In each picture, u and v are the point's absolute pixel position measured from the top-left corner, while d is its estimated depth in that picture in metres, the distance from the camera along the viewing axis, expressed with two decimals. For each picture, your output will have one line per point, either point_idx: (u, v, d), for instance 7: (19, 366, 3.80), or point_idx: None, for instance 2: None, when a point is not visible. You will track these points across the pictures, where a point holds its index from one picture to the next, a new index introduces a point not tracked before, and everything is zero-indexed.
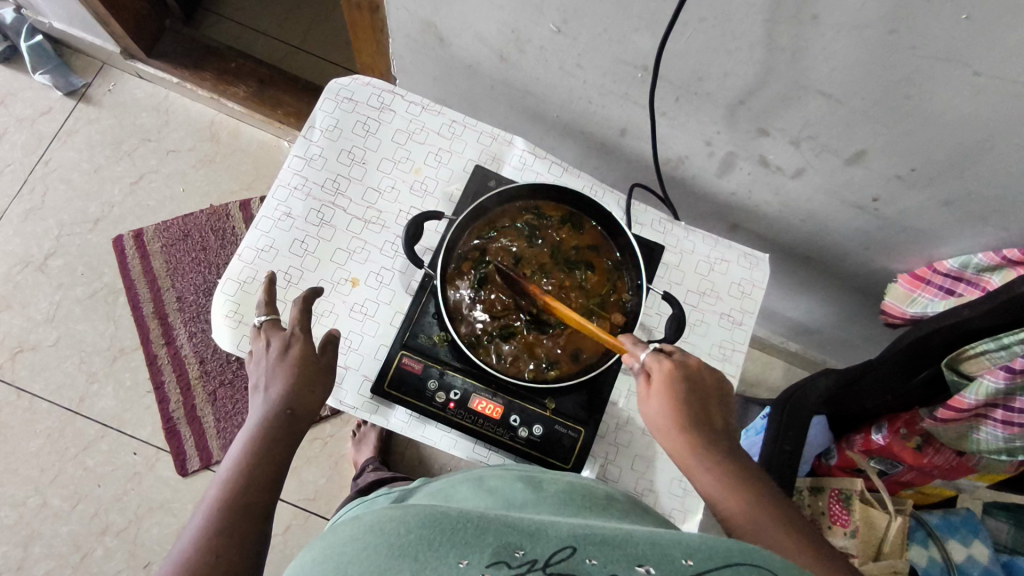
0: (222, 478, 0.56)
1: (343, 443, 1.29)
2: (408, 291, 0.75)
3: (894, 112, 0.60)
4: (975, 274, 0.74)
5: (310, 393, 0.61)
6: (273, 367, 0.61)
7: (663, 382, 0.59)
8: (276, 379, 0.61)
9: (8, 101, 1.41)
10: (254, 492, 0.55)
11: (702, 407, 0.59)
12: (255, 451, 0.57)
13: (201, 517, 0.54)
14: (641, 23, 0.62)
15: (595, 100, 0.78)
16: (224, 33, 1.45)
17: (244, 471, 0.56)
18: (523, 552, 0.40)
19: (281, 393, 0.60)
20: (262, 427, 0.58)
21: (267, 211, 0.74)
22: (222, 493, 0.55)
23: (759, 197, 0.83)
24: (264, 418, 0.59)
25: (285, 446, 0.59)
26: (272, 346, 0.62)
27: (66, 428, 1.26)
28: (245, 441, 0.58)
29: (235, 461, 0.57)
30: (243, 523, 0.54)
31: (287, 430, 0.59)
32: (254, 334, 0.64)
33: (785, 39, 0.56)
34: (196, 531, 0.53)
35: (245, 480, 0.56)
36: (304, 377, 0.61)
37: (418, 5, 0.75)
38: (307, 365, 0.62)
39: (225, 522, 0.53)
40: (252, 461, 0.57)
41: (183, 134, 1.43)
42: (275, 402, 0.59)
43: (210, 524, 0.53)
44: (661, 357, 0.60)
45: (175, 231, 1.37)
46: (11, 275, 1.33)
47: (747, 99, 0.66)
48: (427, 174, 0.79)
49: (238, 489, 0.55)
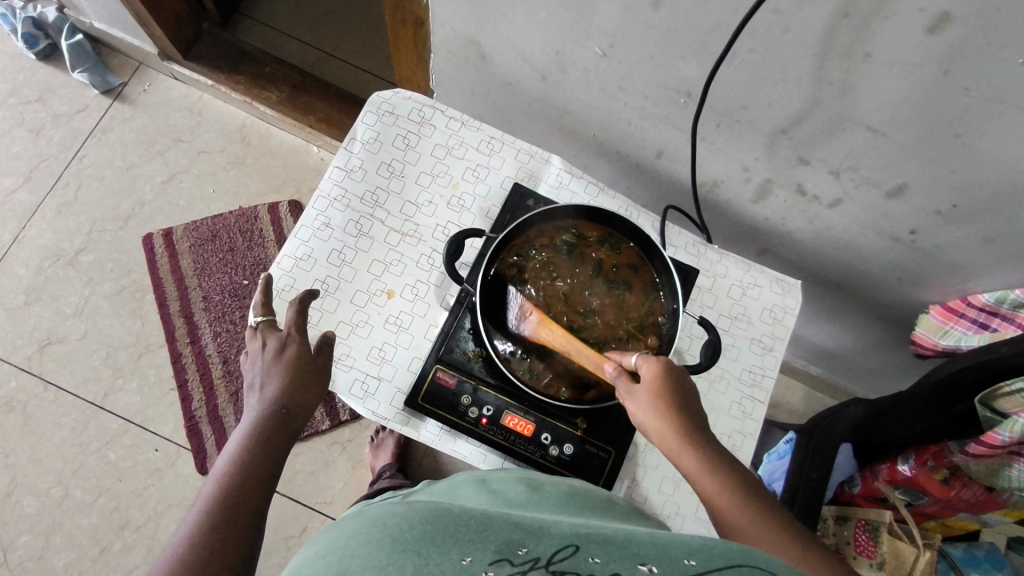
0: (217, 474, 0.56)
1: (361, 448, 1.30)
2: (443, 306, 0.75)
3: (940, 149, 0.60)
4: (1010, 310, 0.73)
5: (306, 392, 0.62)
6: (269, 365, 0.62)
7: (652, 378, 0.57)
8: (274, 377, 0.61)
9: (46, 97, 1.44)
10: (250, 486, 0.55)
11: (691, 404, 0.57)
12: (251, 447, 0.57)
13: (197, 512, 0.53)
14: (688, 52, 0.63)
15: (634, 123, 0.79)
16: (259, 38, 1.47)
17: (241, 466, 0.56)
18: (525, 550, 0.41)
19: (277, 392, 0.61)
20: (258, 423, 0.59)
21: (306, 220, 0.75)
22: (218, 487, 0.54)
23: (793, 224, 0.83)
24: (260, 414, 0.59)
25: (280, 444, 0.59)
26: (268, 347, 0.63)
27: (90, 422, 1.28)
28: (240, 438, 0.58)
29: (231, 455, 0.57)
30: (241, 517, 0.53)
31: (282, 427, 0.60)
32: (250, 334, 0.66)
33: (835, 74, 0.57)
34: (191, 525, 0.52)
35: (242, 475, 0.55)
36: (300, 375, 0.62)
37: (464, 23, 0.76)
38: (303, 363, 0.63)
39: (223, 514, 0.52)
40: (248, 456, 0.57)
41: (215, 135, 1.45)
42: (271, 399, 0.60)
43: (206, 516, 0.52)
44: (650, 358, 0.58)
45: (204, 231, 1.39)
46: (42, 269, 1.35)
47: (790, 129, 0.67)
48: (464, 190, 0.80)
49: (233, 482, 0.55)
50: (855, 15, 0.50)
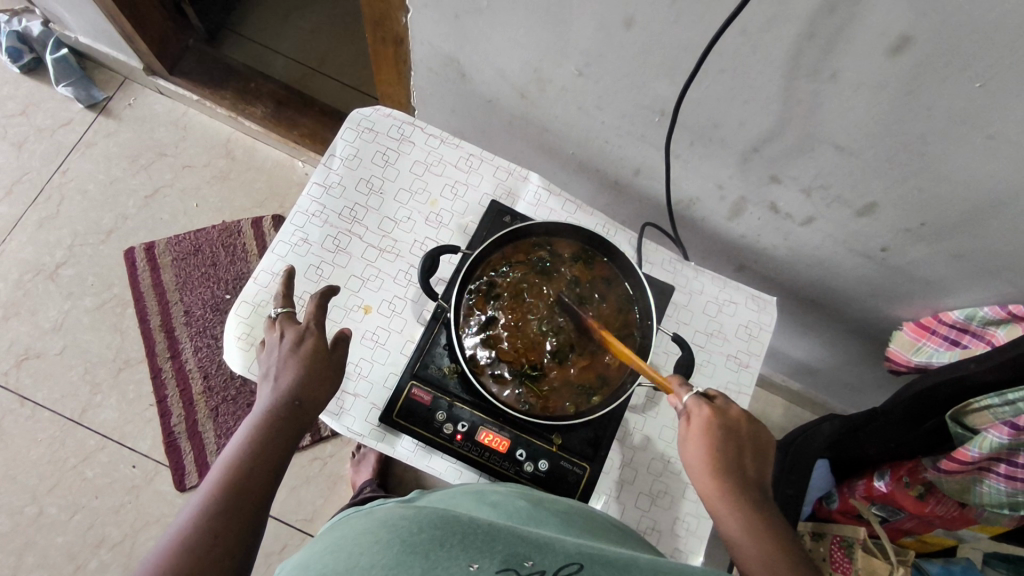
0: (223, 462, 0.56)
1: (342, 464, 1.29)
2: (420, 321, 0.75)
3: (904, 169, 0.61)
4: (980, 327, 0.74)
5: (319, 387, 0.62)
6: (286, 356, 0.62)
7: (702, 426, 0.59)
8: (288, 370, 0.61)
9: (30, 111, 1.44)
10: (254, 478, 0.56)
11: (738, 451, 0.60)
12: (260, 439, 0.58)
13: (201, 498, 0.54)
14: (660, 71, 0.64)
15: (611, 140, 0.80)
16: (244, 53, 1.48)
17: (249, 457, 0.57)
18: (531, 563, 0.41)
19: (291, 384, 0.61)
20: (269, 415, 0.59)
21: (284, 235, 0.76)
22: (223, 476, 0.55)
23: (768, 241, 0.84)
24: (272, 405, 0.60)
25: (288, 438, 0.59)
26: (286, 339, 0.63)
27: (67, 438, 1.26)
28: (251, 426, 0.59)
29: (238, 445, 0.57)
30: (245, 508, 0.54)
31: (293, 422, 0.60)
32: (269, 325, 0.65)
33: (802, 94, 0.58)
34: (194, 509, 0.53)
35: (247, 465, 0.56)
36: (315, 369, 0.62)
37: (443, 41, 0.77)
38: (319, 357, 0.63)
39: (229, 501, 0.54)
40: (256, 447, 0.57)
41: (200, 150, 1.45)
42: (283, 391, 0.60)
43: (209, 503, 0.53)
44: (702, 404, 0.60)
45: (186, 245, 1.38)
46: (21, 282, 1.34)
47: (761, 148, 0.68)
48: (443, 207, 0.80)
49: (239, 472, 0.56)
50: (818, 37, 0.51)
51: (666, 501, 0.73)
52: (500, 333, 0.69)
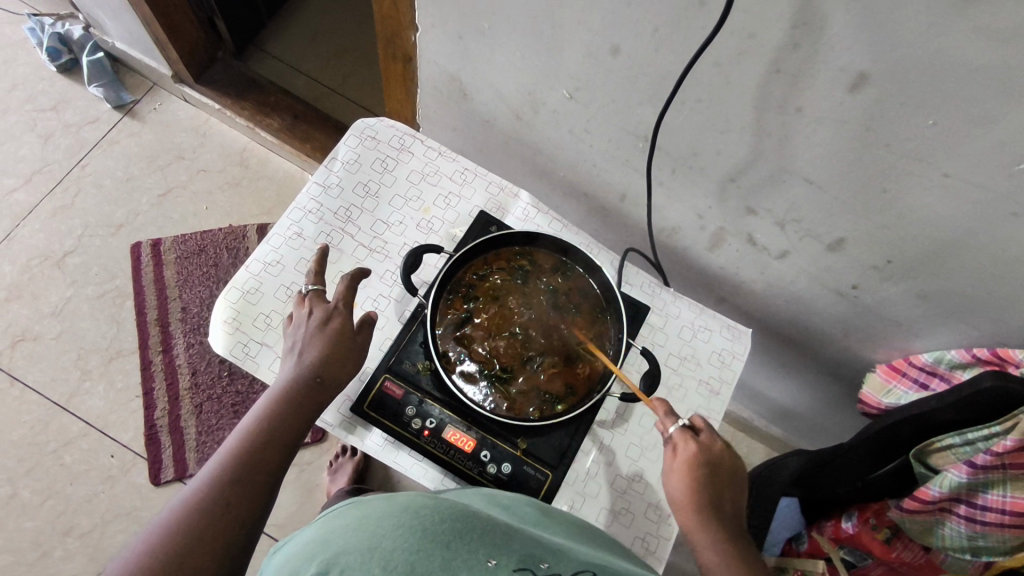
0: (240, 432, 0.58)
1: (318, 473, 1.29)
2: (400, 319, 0.77)
3: (869, 204, 0.64)
4: (948, 370, 0.75)
5: (341, 366, 0.64)
6: (311, 334, 0.64)
7: (686, 459, 0.60)
8: (312, 347, 0.63)
9: (60, 107, 1.51)
10: (271, 450, 0.58)
11: (721, 484, 0.60)
12: (280, 414, 0.59)
13: (218, 462, 0.56)
14: (643, 98, 0.68)
15: (599, 165, 0.84)
16: (269, 69, 1.56)
17: (266, 429, 0.58)
18: (545, 565, 0.44)
19: (314, 361, 0.62)
20: (291, 390, 0.61)
21: (281, 228, 0.80)
22: (241, 444, 0.57)
23: (747, 274, 0.87)
24: (296, 380, 0.61)
25: (307, 413, 0.61)
26: (314, 316, 0.65)
27: (50, 422, 1.28)
28: (273, 398, 0.60)
29: (257, 416, 0.59)
30: (257, 477, 0.56)
31: (312, 399, 0.62)
32: (299, 300, 0.67)
33: (772, 126, 0.62)
34: (208, 474, 0.55)
35: (264, 437, 0.58)
36: (341, 349, 0.64)
37: (447, 60, 0.82)
38: (343, 338, 0.65)
39: (244, 469, 0.56)
40: (276, 421, 0.59)
41: (216, 156, 1.51)
42: (306, 367, 0.62)
43: (223, 470, 0.55)
44: (687, 437, 0.60)
45: (191, 245, 1.43)
46: (28, 267, 1.38)
47: (737, 178, 0.71)
48: (434, 214, 0.84)
49: (255, 442, 0.57)
50: (785, 72, 0.55)
51: (627, 518, 0.72)
52: (477, 334, 0.72)
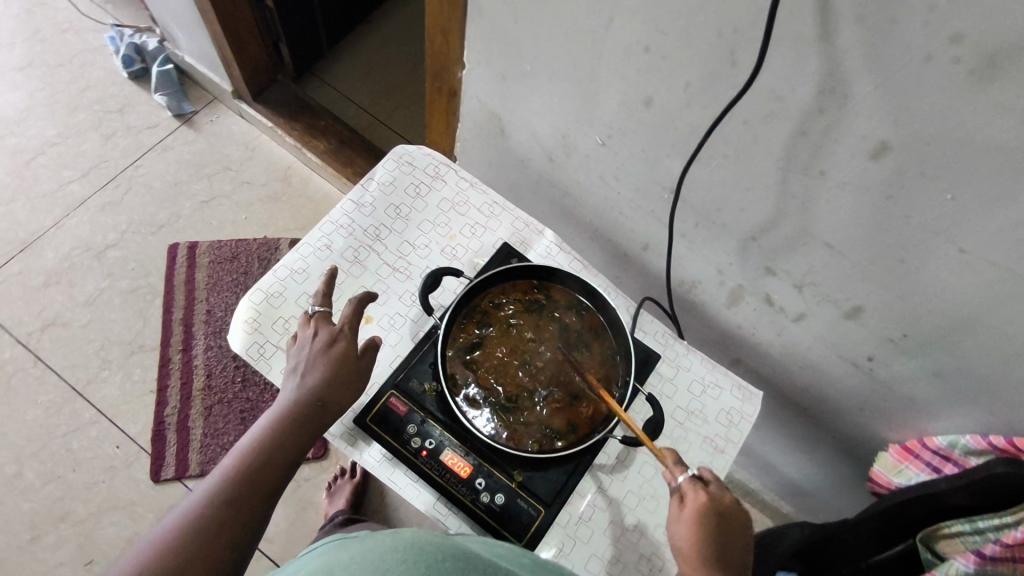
0: (239, 452, 0.59)
1: (314, 490, 1.28)
2: (413, 339, 0.79)
3: (887, 274, 0.64)
4: (962, 456, 0.72)
5: (342, 390, 0.64)
6: (315, 356, 0.65)
7: (695, 510, 0.58)
8: (316, 369, 0.64)
9: (125, 110, 1.60)
10: (268, 472, 0.58)
11: (730, 542, 0.58)
12: (279, 436, 0.60)
13: (214, 481, 0.56)
14: (672, 149, 0.70)
15: (624, 212, 0.86)
16: (322, 95, 1.64)
17: (265, 449, 0.59)
18: None
19: (316, 384, 0.63)
20: (292, 411, 0.61)
21: (311, 239, 0.83)
22: (238, 463, 0.57)
23: (763, 336, 0.86)
24: (297, 402, 0.62)
25: (306, 436, 0.61)
26: (319, 337, 0.66)
27: (65, 406, 1.31)
28: (273, 419, 0.61)
29: (257, 435, 0.60)
30: (254, 499, 0.56)
31: (312, 421, 0.62)
32: (304, 321, 0.69)
33: (795, 188, 0.63)
34: (205, 493, 0.55)
35: (262, 457, 0.58)
36: (343, 372, 0.65)
37: (490, 98, 0.86)
38: (346, 362, 0.66)
39: (239, 489, 0.56)
40: (274, 442, 0.59)
41: (261, 171, 1.57)
42: (308, 389, 0.63)
43: (220, 490, 0.55)
44: (696, 486, 0.60)
45: (225, 251, 1.48)
46: (70, 255, 1.45)
47: (757, 237, 0.72)
48: (459, 242, 0.86)
49: (254, 464, 0.58)
50: (810, 135, 0.57)
51: (617, 568, 0.70)
52: (485, 361, 0.73)
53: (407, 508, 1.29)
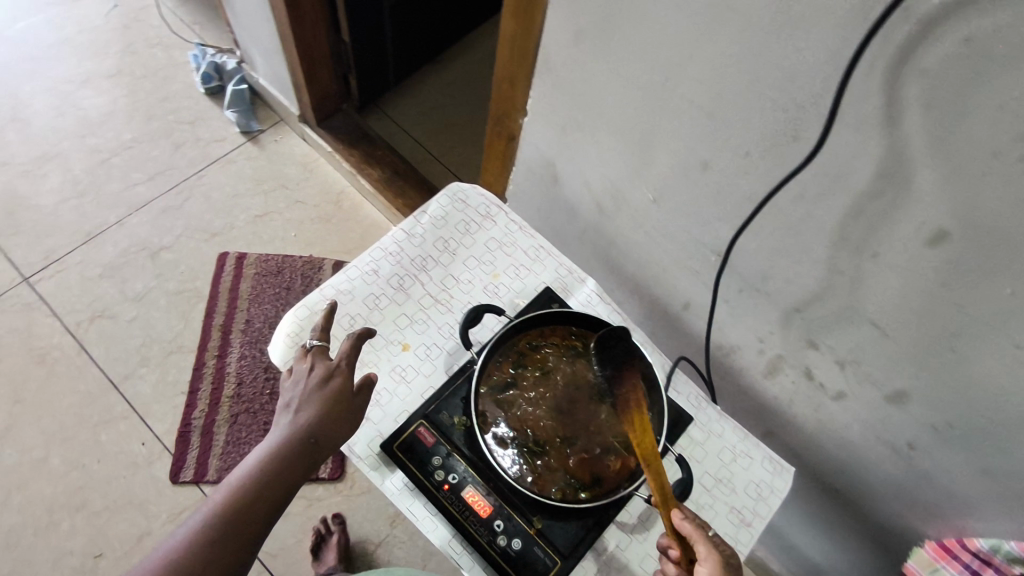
0: (231, 485, 0.60)
1: (326, 511, 1.28)
2: (447, 372, 0.80)
3: (937, 362, 0.62)
4: (1004, 562, 0.67)
5: (336, 427, 0.66)
6: (311, 391, 0.67)
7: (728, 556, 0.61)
8: (311, 404, 0.66)
9: (197, 123, 1.69)
10: (257, 509, 0.60)
11: None
12: (270, 472, 0.61)
13: (204, 517, 0.58)
14: (723, 215, 0.71)
15: (668, 270, 0.86)
16: (382, 127, 1.70)
17: (260, 483, 0.60)
18: None
19: (311, 421, 0.65)
20: (285, 448, 0.63)
21: (360, 263, 0.85)
22: (228, 499, 0.59)
23: (799, 410, 0.84)
24: (291, 438, 0.63)
25: (298, 471, 0.63)
26: (315, 372, 0.68)
27: (99, 397, 1.35)
28: (264, 456, 0.62)
29: (250, 468, 0.61)
30: (243, 536, 0.58)
31: (306, 457, 0.64)
32: (301, 355, 0.71)
33: (846, 265, 0.63)
34: (194, 528, 0.57)
35: (253, 494, 0.60)
36: (337, 409, 0.67)
37: (547, 146, 0.89)
38: (342, 397, 0.68)
39: (229, 527, 0.58)
40: (266, 479, 0.61)
41: (315, 192, 1.63)
42: (303, 426, 0.64)
43: (210, 526, 0.57)
44: None
45: (271, 266, 1.52)
46: (127, 253, 1.51)
47: (803, 309, 0.72)
48: (502, 281, 0.87)
49: (244, 500, 0.59)
50: (867, 214, 0.57)
51: None
52: (517, 401, 0.73)
53: (415, 541, 1.27)
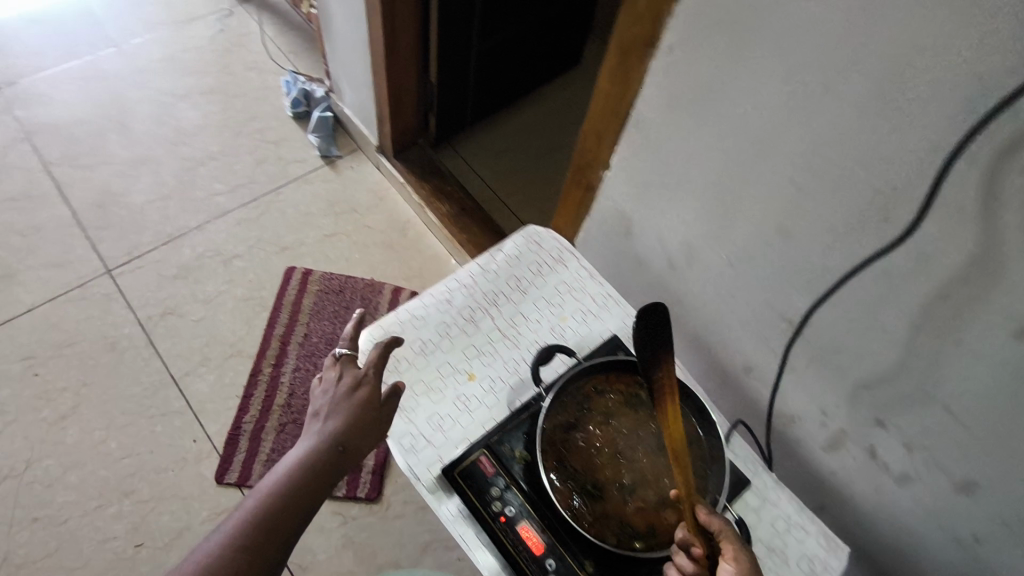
0: (265, 489, 0.67)
1: (359, 531, 1.29)
2: (509, 406, 0.82)
3: (1013, 456, 0.62)
4: None
5: (361, 434, 0.71)
6: (340, 400, 0.73)
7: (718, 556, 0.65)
8: (339, 413, 0.72)
9: (281, 143, 1.80)
10: (288, 512, 0.66)
11: None
12: (300, 478, 0.67)
13: (239, 519, 0.64)
14: (800, 284, 0.73)
15: (734, 332, 0.88)
16: (453, 164, 1.78)
17: (291, 485, 0.66)
18: None
19: (338, 430, 0.70)
20: (313, 456, 0.68)
21: (435, 291, 0.90)
22: (262, 503, 0.65)
23: (857, 488, 0.83)
24: (319, 447, 0.69)
25: (328, 476, 0.69)
26: (343, 383, 0.74)
27: (160, 390, 1.41)
28: (294, 463, 0.68)
29: (283, 474, 0.67)
30: (277, 535, 0.64)
31: (334, 462, 0.69)
32: (331, 365, 0.77)
33: (925, 347, 0.63)
34: (231, 528, 0.63)
35: (284, 498, 0.66)
36: (363, 416, 0.72)
37: (625, 200, 0.92)
38: (370, 407, 0.73)
39: (263, 528, 0.64)
40: (296, 484, 0.67)
41: (383, 219, 1.70)
42: (330, 434, 0.70)
43: (246, 526, 0.63)
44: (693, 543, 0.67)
45: (334, 284, 1.59)
46: (202, 256, 1.60)
47: (873, 386, 0.72)
48: (569, 324, 0.90)
49: (277, 503, 0.65)
50: (952, 300, 0.58)
51: None
52: (578, 442, 0.74)
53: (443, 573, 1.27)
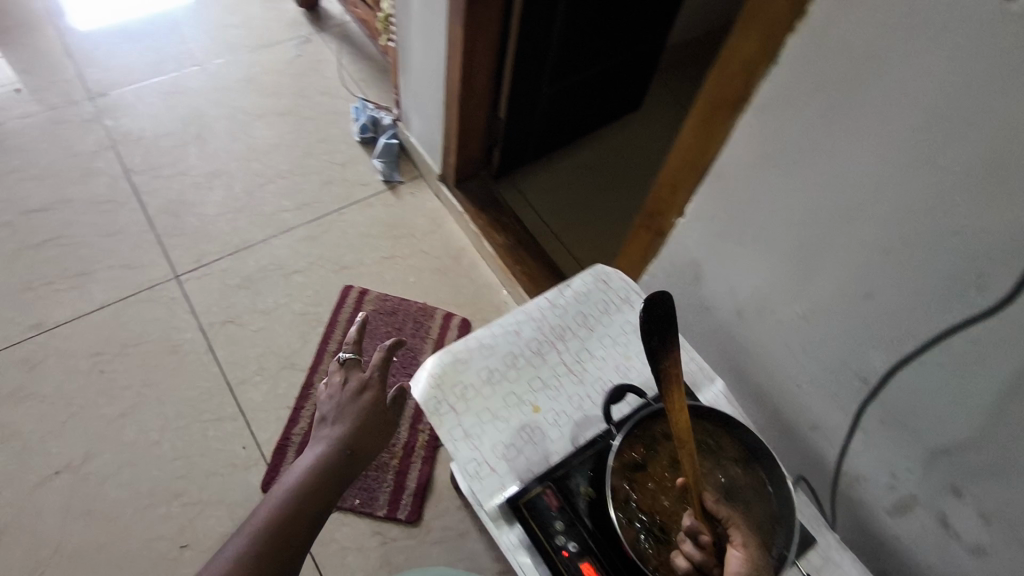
0: (290, 482, 0.80)
1: (397, 553, 1.29)
2: (573, 441, 0.83)
3: None
4: None
5: (369, 431, 0.85)
6: (347, 402, 0.88)
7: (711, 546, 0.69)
8: (347, 413, 0.86)
9: (347, 166, 1.87)
10: (312, 499, 0.79)
11: None
12: (318, 471, 0.80)
13: (271, 508, 0.77)
14: (880, 343, 0.73)
15: (802, 385, 0.88)
16: (511, 197, 1.82)
17: (311, 475, 0.80)
18: None
19: (348, 428, 0.84)
20: (328, 452, 0.82)
21: (504, 322, 0.92)
22: (289, 494, 0.78)
23: (925, 557, 0.81)
24: (334, 444, 0.83)
25: (344, 467, 0.82)
26: (348, 387, 0.89)
27: (216, 396, 1.45)
28: (312, 459, 0.81)
29: (304, 468, 0.81)
30: (304, 518, 0.77)
31: (349, 455, 0.83)
32: (334, 371, 0.92)
33: (1013, 417, 0.62)
34: (265, 516, 0.76)
35: (307, 489, 0.79)
36: (369, 416, 0.86)
37: (697, 247, 0.94)
38: (374, 406, 0.88)
39: (293, 514, 0.77)
40: (317, 475, 0.80)
41: (439, 245, 1.75)
42: (342, 432, 0.84)
43: (279, 512, 0.76)
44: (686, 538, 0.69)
45: (389, 306, 1.63)
46: (265, 269, 1.66)
47: (953, 452, 0.71)
48: (634, 364, 0.91)
49: (303, 492, 0.79)
50: None
51: None
52: (645, 483, 0.75)
53: None
